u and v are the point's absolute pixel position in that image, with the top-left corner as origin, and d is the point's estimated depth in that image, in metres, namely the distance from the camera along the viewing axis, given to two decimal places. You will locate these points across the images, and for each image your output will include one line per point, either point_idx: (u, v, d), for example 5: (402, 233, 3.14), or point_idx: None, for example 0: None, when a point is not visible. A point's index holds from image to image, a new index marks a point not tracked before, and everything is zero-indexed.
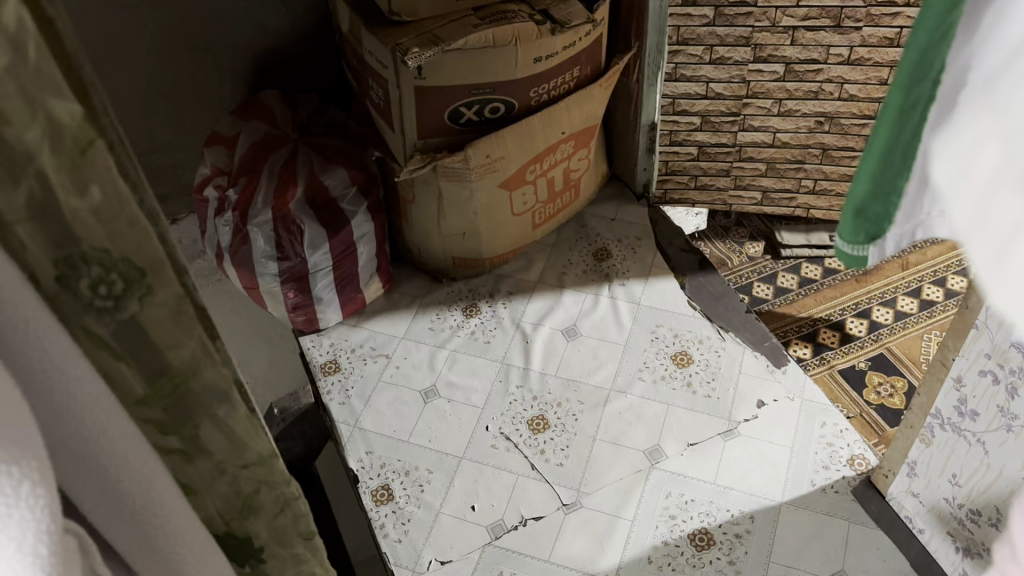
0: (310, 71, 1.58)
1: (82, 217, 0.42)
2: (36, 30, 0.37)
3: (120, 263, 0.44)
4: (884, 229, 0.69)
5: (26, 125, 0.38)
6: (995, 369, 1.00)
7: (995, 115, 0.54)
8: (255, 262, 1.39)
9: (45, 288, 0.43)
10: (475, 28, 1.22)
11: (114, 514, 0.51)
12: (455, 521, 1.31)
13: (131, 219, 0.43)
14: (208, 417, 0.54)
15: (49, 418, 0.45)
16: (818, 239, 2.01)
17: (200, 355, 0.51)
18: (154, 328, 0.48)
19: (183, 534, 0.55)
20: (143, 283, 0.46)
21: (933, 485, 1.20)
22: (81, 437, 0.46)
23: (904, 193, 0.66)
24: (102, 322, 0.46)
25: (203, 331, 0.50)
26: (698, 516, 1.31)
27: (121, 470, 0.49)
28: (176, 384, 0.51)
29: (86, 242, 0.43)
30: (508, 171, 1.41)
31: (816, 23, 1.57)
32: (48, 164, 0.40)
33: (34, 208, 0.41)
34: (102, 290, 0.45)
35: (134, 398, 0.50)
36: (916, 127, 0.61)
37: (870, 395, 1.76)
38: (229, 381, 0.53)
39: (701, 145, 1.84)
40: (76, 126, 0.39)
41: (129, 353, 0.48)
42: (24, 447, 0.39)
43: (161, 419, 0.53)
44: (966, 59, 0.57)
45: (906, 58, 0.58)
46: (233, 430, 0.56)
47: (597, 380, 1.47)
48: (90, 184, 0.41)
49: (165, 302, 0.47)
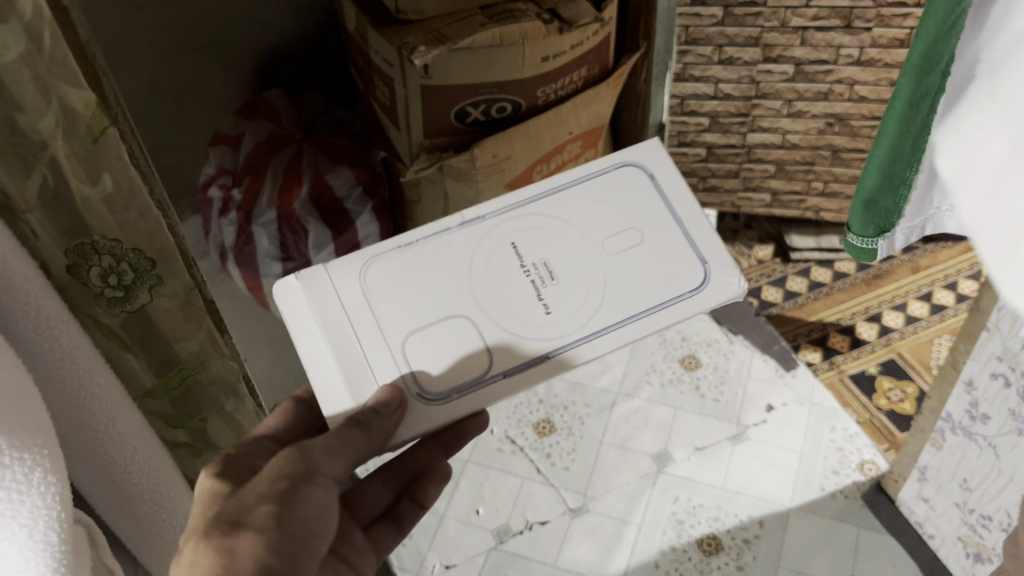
0: (314, 70, 1.56)
1: (92, 202, 0.66)
2: (46, 19, 0.57)
3: (130, 251, 0.70)
4: (891, 222, 0.97)
5: (42, 111, 0.60)
6: (1007, 372, 0.98)
7: (1001, 104, 0.71)
8: (260, 262, 1.40)
9: (58, 277, 0.68)
10: (481, 26, 1.20)
11: (102, 462, 0.74)
12: (460, 525, 1.29)
13: (139, 209, 0.69)
14: (218, 414, 0.89)
15: (48, 386, 0.66)
16: (829, 242, 1.98)
17: (208, 347, 0.82)
18: (165, 320, 0.77)
19: (149, 472, 0.78)
20: (151, 272, 0.73)
21: (944, 490, 1.18)
22: (77, 410, 0.69)
23: (908, 186, 0.93)
24: (110, 309, 0.72)
25: (209, 325, 0.81)
26: (706, 521, 1.29)
27: (106, 433, 0.72)
28: (187, 377, 0.83)
29: (96, 231, 0.68)
30: (515, 170, 1.39)
31: (826, 22, 1.56)
32: (59, 149, 0.63)
33: (45, 195, 0.65)
34: (112, 280, 0.71)
35: (145, 386, 0.80)
36: (924, 117, 0.85)
37: (880, 400, 1.74)
38: (233, 376, 0.87)
39: (710, 146, 1.86)
40: (90, 116, 0.63)
41: (135, 343, 0.77)
42: (34, 435, 0.58)
43: (166, 412, 0.85)
44: (972, 53, 0.80)
45: (911, 60, 0.82)
46: (240, 427, 0.93)
47: (604, 383, 1.45)
48: (101, 175, 0.65)
49: (171, 290, 0.75)
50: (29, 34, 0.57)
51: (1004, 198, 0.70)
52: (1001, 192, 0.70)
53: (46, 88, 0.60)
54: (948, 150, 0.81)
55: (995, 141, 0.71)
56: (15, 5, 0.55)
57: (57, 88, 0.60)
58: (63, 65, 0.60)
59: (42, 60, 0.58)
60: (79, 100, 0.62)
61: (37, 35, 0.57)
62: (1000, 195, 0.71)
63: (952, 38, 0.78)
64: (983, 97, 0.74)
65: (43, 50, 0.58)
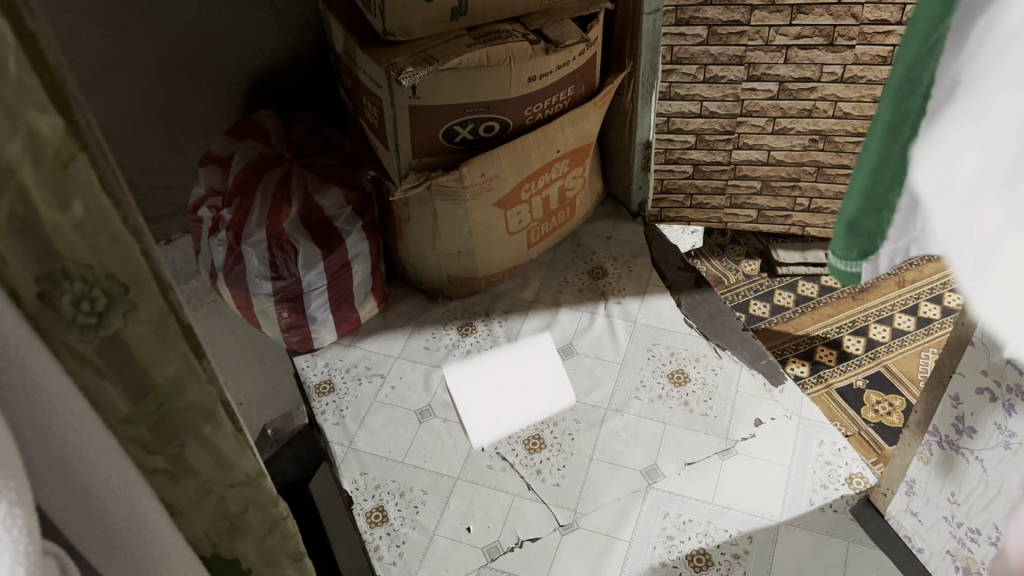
0: (304, 93, 1.59)
1: (64, 231, 0.39)
2: (17, 42, 0.34)
3: (103, 279, 0.41)
4: (877, 245, 0.69)
5: (6, 139, 0.35)
6: (993, 386, 0.99)
7: (977, 123, 0.60)
8: (250, 281, 1.38)
9: (27, 305, 0.40)
10: (469, 47, 1.22)
11: (106, 544, 0.48)
12: (450, 543, 1.28)
13: (114, 234, 0.40)
14: (194, 436, 0.50)
15: (33, 440, 0.42)
16: (814, 257, 2.06)
17: (185, 372, 0.47)
18: (139, 346, 0.44)
19: (173, 556, 0.51)
20: (126, 299, 0.42)
21: (931, 504, 1.19)
22: (63, 456, 0.43)
23: (896, 208, 0.66)
24: (86, 340, 0.42)
25: (189, 347, 0.46)
26: (696, 537, 1.28)
27: (102, 489, 0.45)
28: (161, 403, 0.47)
29: (68, 257, 0.40)
30: (504, 189, 1.42)
31: (809, 40, 1.62)
32: (29, 178, 0.37)
33: (15, 224, 0.38)
34: (85, 307, 0.41)
35: (117, 417, 0.46)
36: (909, 140, 0.62)
37: (869, 414, 1.80)
38: (215, 400, 0.49)
39: (696, 164, 1.89)
40: (58, 140, 0.37)
41: (113, 371, 0.44)
42: (4, 465, 0.36)
43: (144, 439, 0.48)
44: (955, 73, 0.59)
45: (893, 76, 0.60)
46: (220, 451, 0.51)
47: (593, 400, 1.46)
48: (72, 200, 0.38)
49: (148, 318, 0.43)
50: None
51: (975, 216, 0.63)
52: (975, 211, 0.63)
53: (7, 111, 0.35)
54: (921, 170, 0.64)
55: (969, 167, 0.62)
56: None
57: (20, 109, 0.35)
58: (33, 89, 0.35)
59: (8, 87, 0.34)
60: (48, 126, 0.36)
61: (7, 58, 0.34)
62: (976, 208, 0.63)
63: (937, 57, 0.58)
64: (955, 112, 0.61)
65: (3, 72, 0.34)
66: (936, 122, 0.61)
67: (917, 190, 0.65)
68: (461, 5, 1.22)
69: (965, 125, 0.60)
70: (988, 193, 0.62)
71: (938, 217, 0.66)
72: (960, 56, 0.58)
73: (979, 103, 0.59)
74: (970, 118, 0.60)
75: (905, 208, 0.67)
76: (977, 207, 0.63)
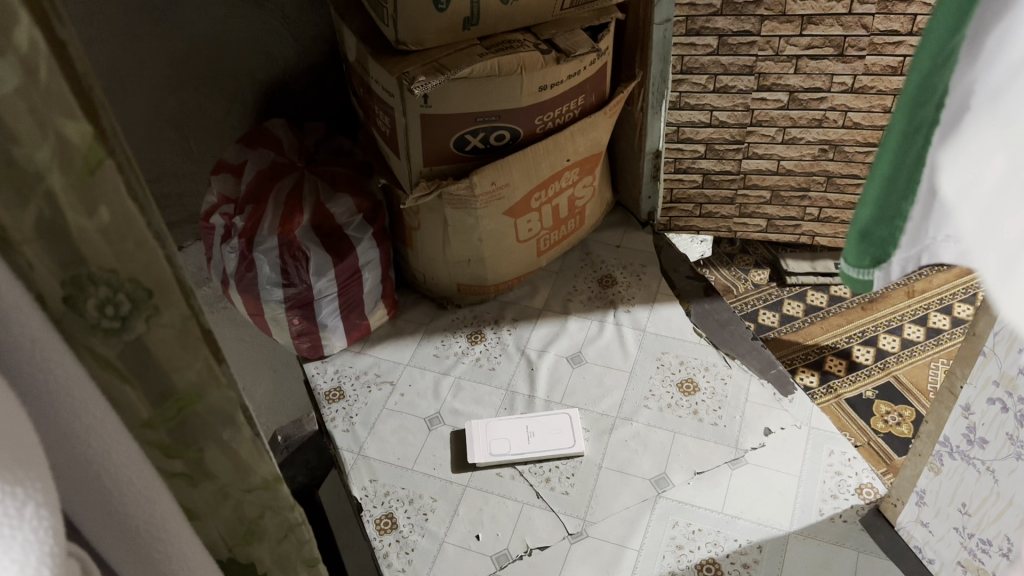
0: (316, 101, 1.61)
1: (90, 237, 0.39)
2: (51, 52, 0.35)
3: (127, 284, 0.41)
4: (890, 254, 0.70)
5: (36, 145, 0.36)
6: (1004, 397, 0.98)
7: (1000, 130, 0.57)
8: (261, 288, 1.39)
9: (51, 308, 0.40)
10: (480, 56, 1.23)
11: (124, 545, 0.48)
12: (459, 550, 1.28)
13: (139, 239, 0.40)
14: (212, 441, 0.50)
15: (55, 443, 0.42)
16: (824, 267, 2.09)
17: (205, 376, 0.47)
18: (162, 351, 0.44)
19: (189, 560, 0.51)
20: (149, 304, 0.42)
21: (942, 514, 1.18)
22: (85, 459, 0.43)
23: (910, 216, 0.67)
24: (108, 343, 0.42)
25: (210, 353, 0.46)
26: (705, 546, 1.28)
27: (123, 492, 0.46)
28: (181, 407, 0.47)
29: (93, 262, 0.40)
30: (514, 198, 1.42)
31: (820, 51, 1.64)
32: (57, 183, 0.37)
33: (43, 229, 0.38)
34: (109, 311, 0.42)
35: (137, 420, 0.46)
36: (922, 148, 0.62)
37: (878, 424, 1.81)
38: (235, 405, 0.49)
39: (706, 173, 1.92)
40: (87, 147, 0.37)
41: (136, 375, 0.44)
42: (30, 467, 0.36)
43: (165, 442, 0.49)
44: (970, 82, 0.58)
45: (906, 87, 0.60)
46: (239, 456, 0.52)
47: (603, 408, 1.46)
48: (99, 205, 0.38)
49: (171, 323, 0.44)
50: (27, 67, 0.34)
51: (1002, 221, 0.58)
52: (1001, 220, 0.59)
53: (40, 121, 0.35)
54: (943, 176, 0.63)
55: (995, 174, 0.58)
56: (6, 33, 0.33)
57: (49, 116, 0.35)
58: (62, 96, 0.35)
59: (39, 94, 0.35)
60: (76, 131, 0.36)
61: (39, 65, 0.34)
62: (1004, 217, 0.58)
63: (950, 68, 0.58)
64: (977, 120, 0.59)
65: (34, 79, 0.34)
66: (957, 133, 0.60)
67: (943, 194, 0.64)
68: (473, 16, 1.22)
69: (991, 132, 0.58)
70: (1015, 199, 0.57)
71: (966, 224, 0.62)
72: (976, 67, 0.57)
73: (1005, 112, 0.57)
74: (996, 125, 0.58)
75: (920, 215, 0.67)
76: (1003, 213, 0.58)
